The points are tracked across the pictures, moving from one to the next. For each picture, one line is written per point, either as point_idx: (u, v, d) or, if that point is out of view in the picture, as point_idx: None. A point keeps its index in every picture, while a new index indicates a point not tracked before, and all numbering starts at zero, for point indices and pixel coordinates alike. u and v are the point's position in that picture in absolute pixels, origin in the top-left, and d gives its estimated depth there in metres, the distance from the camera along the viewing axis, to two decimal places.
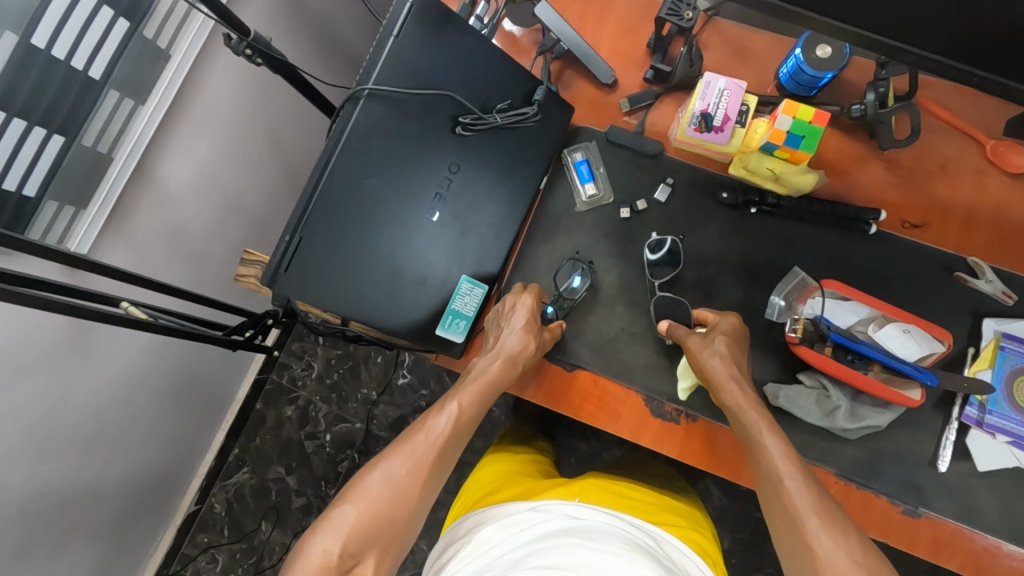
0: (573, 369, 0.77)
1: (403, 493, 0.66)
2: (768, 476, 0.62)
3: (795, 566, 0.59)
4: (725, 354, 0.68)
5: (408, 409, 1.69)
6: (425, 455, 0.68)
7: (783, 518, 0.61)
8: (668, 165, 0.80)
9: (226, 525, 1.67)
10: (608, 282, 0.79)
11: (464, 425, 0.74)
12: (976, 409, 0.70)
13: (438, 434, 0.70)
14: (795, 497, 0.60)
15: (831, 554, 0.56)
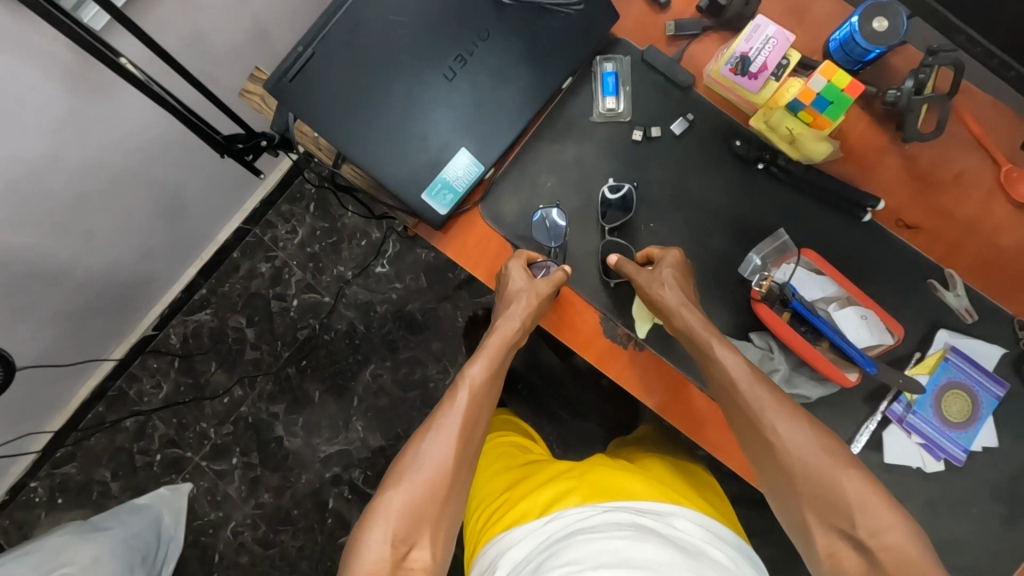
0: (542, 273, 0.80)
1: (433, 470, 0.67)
2: (723, 385, 0.68)
3: (765, 464, 0.64)
4: (674, 288, 0.71)
5: (379, 297, 1.72)
6: (448, 428, 0.71)
7: (744, 422, 0.66)
8: (693, 102, 0.79)
9: (177, 357, 1.73)
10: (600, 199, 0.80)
11: (485, 397, 0.76)
12: (902, 406, 0.73)
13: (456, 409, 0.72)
14: (751, 397, 0.65)
15: (793, 445, 0.62)
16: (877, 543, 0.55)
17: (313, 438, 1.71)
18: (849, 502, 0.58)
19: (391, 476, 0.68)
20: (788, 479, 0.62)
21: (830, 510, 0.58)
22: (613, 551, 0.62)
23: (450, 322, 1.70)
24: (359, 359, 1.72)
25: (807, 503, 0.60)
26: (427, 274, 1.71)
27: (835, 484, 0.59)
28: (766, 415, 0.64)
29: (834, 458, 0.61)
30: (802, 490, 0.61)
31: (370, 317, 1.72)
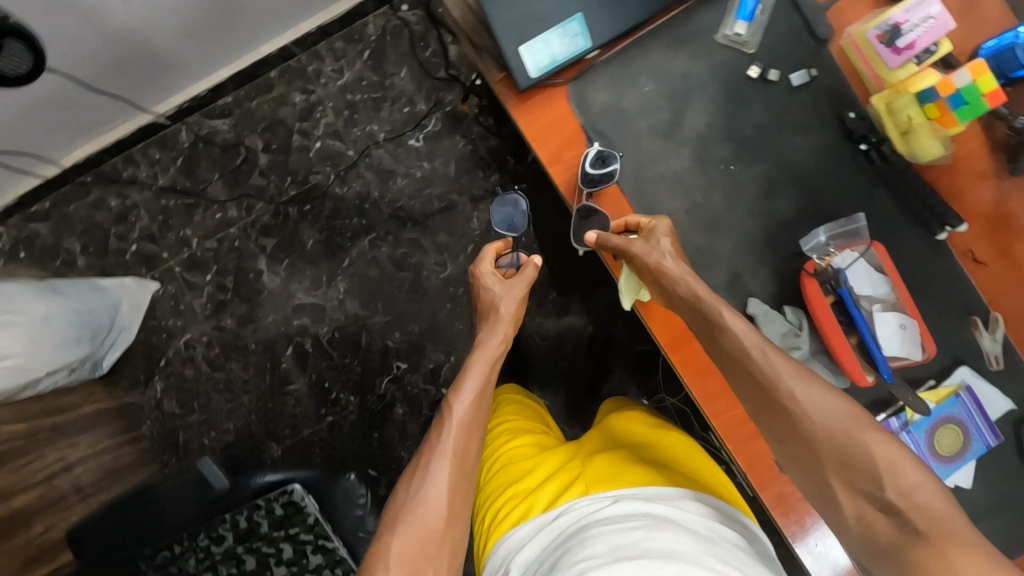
0: (603, 175, 0.80)
1: (429, 513, 0.76)
2: (740, 353, 0.74)
3: (786, 429, 0.71)
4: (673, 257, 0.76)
5: (401, 170, 1.65)
6: (436, 469, 0.80)
7: (763, 387, 0.73)
8: (822, 58, 0.82)
9: (182, 156, 1.67)
10: (692, 119, 0.83)
11: (468, 423, 0.86)
12: (899, 423, 0.79)
13: (440, 452, 0.82)
14: (772, 368, 0.72)
15: (816, 415, 0.70)
16: (903, 502, 0.64)
17: (291, 283, 1.67)
18: (876, 465, 0.66)
19: (389, 525, 0.77)
20: (815, 452, 0.69)
21: (858, 477, 0.67)
22: (630, 546, 0.67)
23: (463, 218, 1.64)
24: (362, 224, 1.66)
25: (835, 471, 0.68)
26: (457, 164, 1.64)
27: (862, 449, 0.67)
28: (785, 386, 0.71)
29: (857, 424, 0.69)
30: (829, 457, 0.68)
31: (386, 187, 1.65)
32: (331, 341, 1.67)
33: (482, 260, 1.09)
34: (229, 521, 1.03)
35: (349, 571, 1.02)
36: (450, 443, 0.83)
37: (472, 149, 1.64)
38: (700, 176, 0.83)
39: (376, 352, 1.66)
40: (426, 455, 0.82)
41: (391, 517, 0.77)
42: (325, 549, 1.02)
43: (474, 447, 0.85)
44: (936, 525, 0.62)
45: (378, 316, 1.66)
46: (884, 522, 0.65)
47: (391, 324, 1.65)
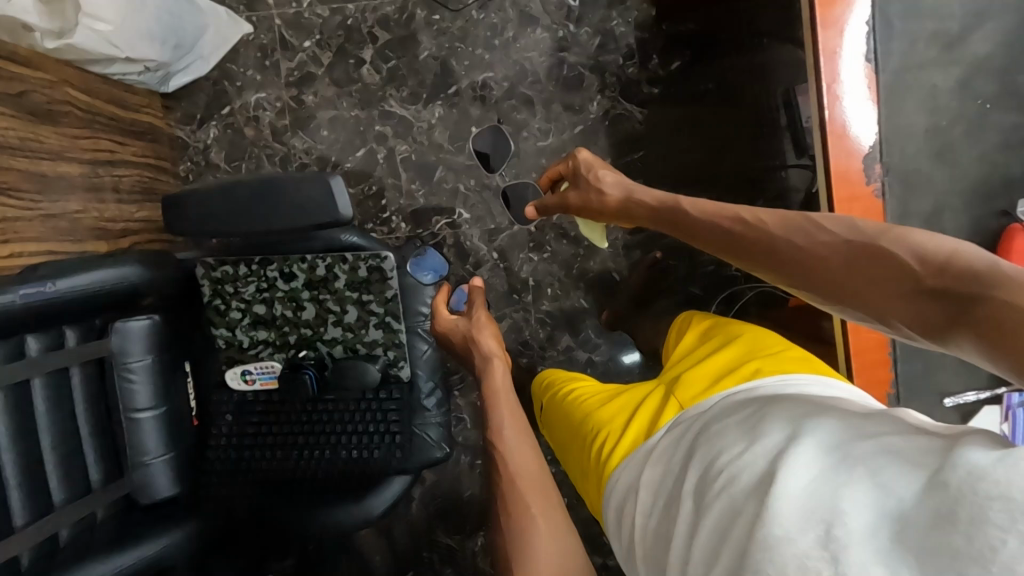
0: (868, 61, 0.89)
1: (534, 534, 0.79)
2: (736, 241, 0.76)
3: (812, 277, 0.66)
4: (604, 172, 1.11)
5: (546, 22, 1.56)
6: (519, 499, 0.83)
7: (768, 258, 0.71)
8: None
9: None
10: (974, 43, 0.92)
11: (519, 448, 0.89)
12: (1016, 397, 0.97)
13: (511, 478, 0.85)
14: (765, 232, 0.72)
15: (821, 246, 0.65)
16: (942, 279, 0.55)
17: (389, 86, 1.57)
18: (898, 257, 0.58)
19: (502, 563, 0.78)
20: (839, 278, 0.63)
21: (882, 285, 0.59)
22: (743, 431, 0.70)
23: (585, 96, 1.57)
24: (483, 58, 1.57)
25: (863, 289, 0.61)
26: (601, 40, 1.56)
27: (877, 252, 0.60)
28: (779, 240, 0.70)
29: (866, 233, 0.62)
30: (855, 275, 0.62)
31: (523, 31, 1.56)
32: (406, 161, 1.60)
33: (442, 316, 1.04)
34: (306, 263, 0.98)
35: (402, 355, 1.03)
36: (513, 459, 0.89)
37: (623, 32, 1.56)
38: (962, 98, 0.93)
39: (446, 190, 1.60)
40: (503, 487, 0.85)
41: (501, 555, 0.79)
42: (386, 328, 1.02)
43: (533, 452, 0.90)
44: (986, 279, 0.52)
45: (462, 156, 1.59)
46: (943, 306, 0.54)
47: (471, 169, 1.59)
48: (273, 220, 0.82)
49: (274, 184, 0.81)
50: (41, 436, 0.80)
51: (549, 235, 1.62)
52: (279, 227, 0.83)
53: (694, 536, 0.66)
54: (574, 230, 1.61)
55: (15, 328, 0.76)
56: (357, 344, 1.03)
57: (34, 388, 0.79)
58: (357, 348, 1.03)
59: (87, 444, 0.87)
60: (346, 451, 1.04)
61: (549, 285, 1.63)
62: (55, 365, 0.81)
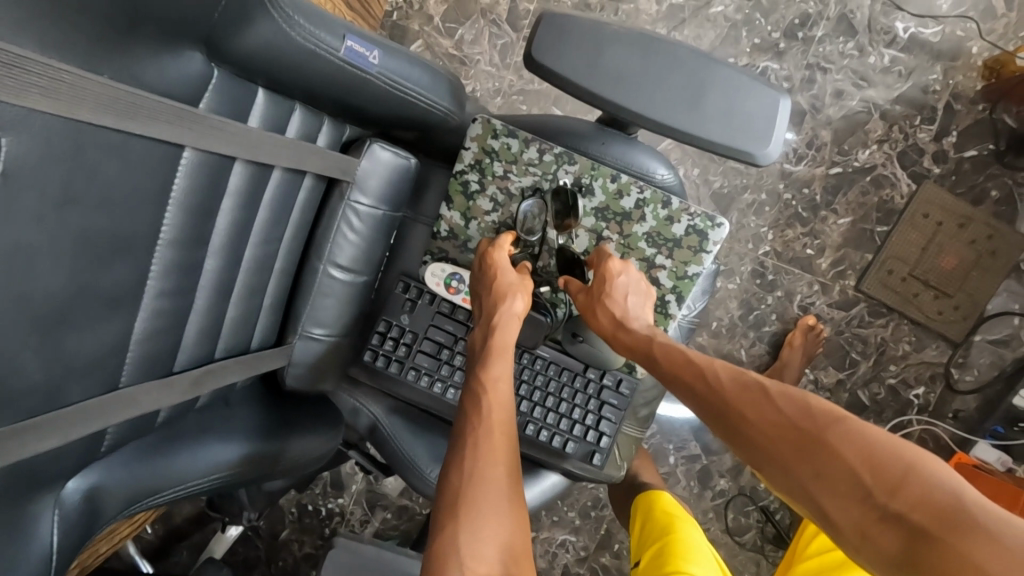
0: None
1: (493, 492, 0.58)
2: (689, 384, 0.65)
3: (750, 451, 0.58)
4: (619, 288, 0.72)
5: (862, 39, 1.32)
6: (492, 450, 0.61)
7: (722, 422, 0.61)
8: None
9: None
10: None
11: (507, 405, 0.65)
12: None
13: (488, 425, 0.62)
14: (722, 394, 0.62)
15: (781, 422, 0.56)
16: (898, 500, 0.48)
17: (661, 23, 1.31)
18: (846, 454, 0.51)
19: (442, 518, 0.57)
20: (783, 464, 0.55)
21: (833, 482, 0.51)
22: None
23: (859, 139, 1.34)
24: (776, 44, 1.32)
25: (809, 485, 0.52)
26: (908, 89, 1.33)
27: (827, 447, 0.52)
28: (736, 407, 0.60)
29: (820, 420, 0.54)
30: (796, 462, 0.54)
31: (832, 37, 1.32)
32: None
33: (500, 248, 0.74)
34: (612, 184, 0.74)
35: None
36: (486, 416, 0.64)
37: (934, 91, 1.33)
38: None
39: None
40: (471, 431, 0.62)
41: (446, 501, 0.57)
42: (659, 305, 0.77)
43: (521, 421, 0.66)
44: (941, 510, 0.46)
45: None
46: (895, 530, 0.47)
47: (701, 158, 1.34)
48: (694, 119, 0.59)
49: (721, 77, 0.59)
50: (245, 250, 0.59)
51: (745, 267, 1.38)
52: (692, 138, 0.59)
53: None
54: (772, 275, 1.38)
55: (297, 87, 0.55)
56: None
57: (270, 183, 0.58)
58: None
59: (251, 278, 0.61)
60: (533, 429, 0.79)
61: (714, 319, 1.40)
62: (298, 160, 0.56)
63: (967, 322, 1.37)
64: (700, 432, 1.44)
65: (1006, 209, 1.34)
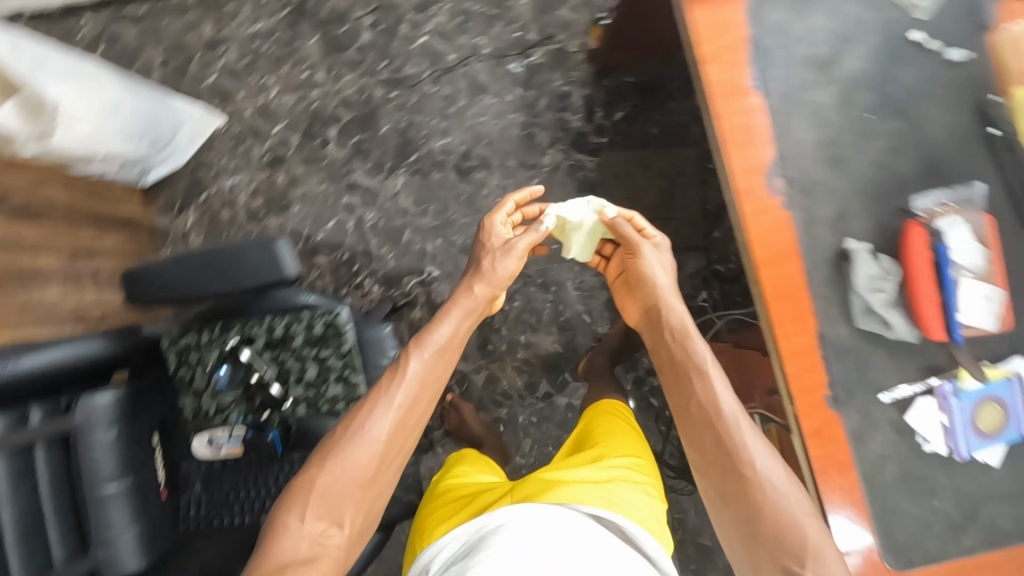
0: (754, 88, 0.80)
1: (359, 453, 0.88)
2: (712, 416, 0.83)
3: (735, 498, 0.79)
4: (667, 265, 1.02)
5: (495, 88, 1.67)
6: (369, 421, 0.91)
7: (727, 463, 0.80)
8: (978, 44, 0.80)
9: (289, 7, 1.68)
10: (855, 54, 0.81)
11: (411, 394, 0.93)
12: (951, 388, 0.78)
13: (385, 406, 0.92)
14: (736, 441, 0.81)
15: (776, 496, 0.77)
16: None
17: (353, 160, 1.68)
18: (800, 543, 0.74)
19: (319, 456, 0.89)
20: (753, 517, 0.77)
21: (781, 550, 0.74)
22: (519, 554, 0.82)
23: (537, 151, 1.67)
24: (440, 126, 1.67)
25: (764, 550, 0.76)
26: (547, 100, 1.67)
27: (795, 525, 0.75)
28: (747, 461, 0.79)
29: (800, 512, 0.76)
30: (765, 527, 0.76)
31: (475, 99, 1.67)
32: (374, 227, 1.67)
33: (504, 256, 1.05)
34: (265, 325, 1.03)
35: None
36: (392, 402, 0.92)
37: (566, 91, 1.66)
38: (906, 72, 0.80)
39: (413, 251, 1.66)
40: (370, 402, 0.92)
41: (324, 450, 0.89)
42: (344, 383, 1.02)
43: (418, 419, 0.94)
44: None
45: (427, 218, 1.67)
46: None
47: (437, 230, 1.67)
48: (232, 281, 0.87)
49: (237, 248, 0.87)
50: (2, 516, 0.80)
51: (516, 285, 1.67)
52: (241, 289, 0.87)
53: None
54: (540, 277, 1.67)
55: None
56: (320, 401, 1.03)
57: None
58: (319, 405, 1.04)
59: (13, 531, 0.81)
60: None
61: (521, 332, 1.67)
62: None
63: (698, 227, 1.64)
64: (566, 424, 1.64)
65: (671, 137, 1.66)
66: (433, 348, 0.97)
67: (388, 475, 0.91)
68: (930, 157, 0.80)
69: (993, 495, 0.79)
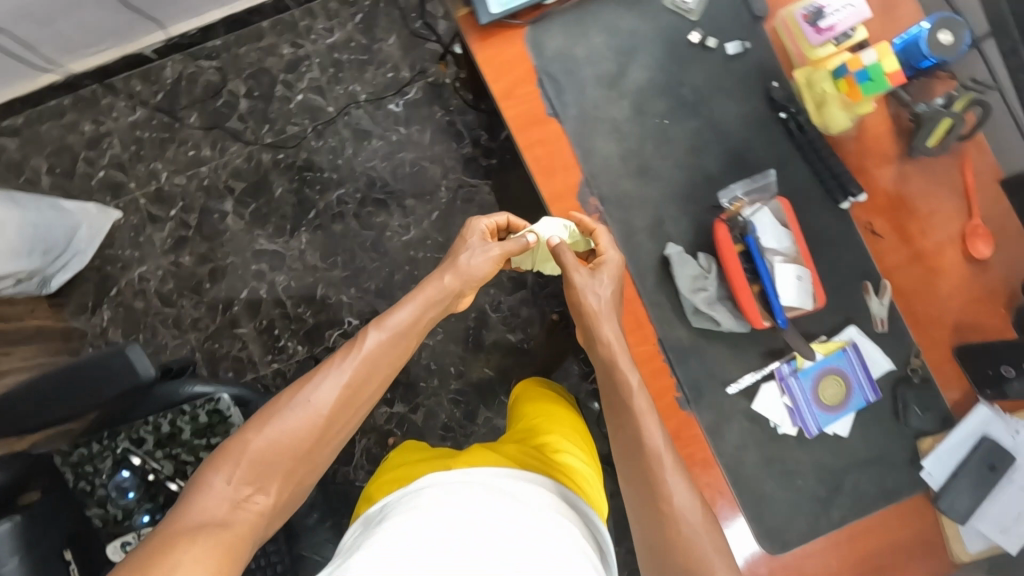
0: (550, 115, 0.83)
1: (300, 433, 0.66)
2: (639, 445, 0.71)
3: (652, 527, 0.68)
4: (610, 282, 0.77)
5: (379, 132, 1.69)
6: (317, 408, 0.68)
7: (648, 491, 0.69)
8: (755, 33, 0.82)
9: (163, 91, 1.69)
10: (640, 66, 0.82)
11: (356, 376, 0.71)
12: (790, 368, 0.79)
13: (343, 384, 0.70)
14: (660, 469, 0.69)
15: (694, 537, 0.67)
16: None
17: (254, 228, 1.69)
18: None
19: (255, 418, 0.67)
20: (671, 553, 0.67)
21: None
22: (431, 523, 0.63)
23: (432, 185, 1.69)
24: (332, 178, 1.69)
25: None
26: (432, 134, 1.69)
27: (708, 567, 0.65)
28: (665, 491, 0.68)
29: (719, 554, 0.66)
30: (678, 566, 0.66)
31: (361, 146, 1.70)
32: (287, 290, 1.68)
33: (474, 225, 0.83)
34: (151, 424, 1.06)
35: None
36: (347, 370, 0.70)
37: (448, 122, 1.69)
38: (692, 74, 0.82)
39: (329, 305, 1.67)
40: (324, 371, 0.71)
41: (258, 415, 0.67)
42: None
43: (371, 399, 0.74)
44: None
45: (337, 270, 1.68)
46: None
47: (348, 280, 1.68)
48: (64, 403, 0.88)
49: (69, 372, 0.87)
50: None
51: None
52: (75, 409, 0.88)
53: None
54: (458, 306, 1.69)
55: None
56: None
57: None
58: None
59: None
60: None
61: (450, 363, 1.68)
62: None
63: None
64: None
65: None
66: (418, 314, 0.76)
67: (323, 453, 0.68)
68: (731, 149, 0.82)
69: (851, 464, 0.80)
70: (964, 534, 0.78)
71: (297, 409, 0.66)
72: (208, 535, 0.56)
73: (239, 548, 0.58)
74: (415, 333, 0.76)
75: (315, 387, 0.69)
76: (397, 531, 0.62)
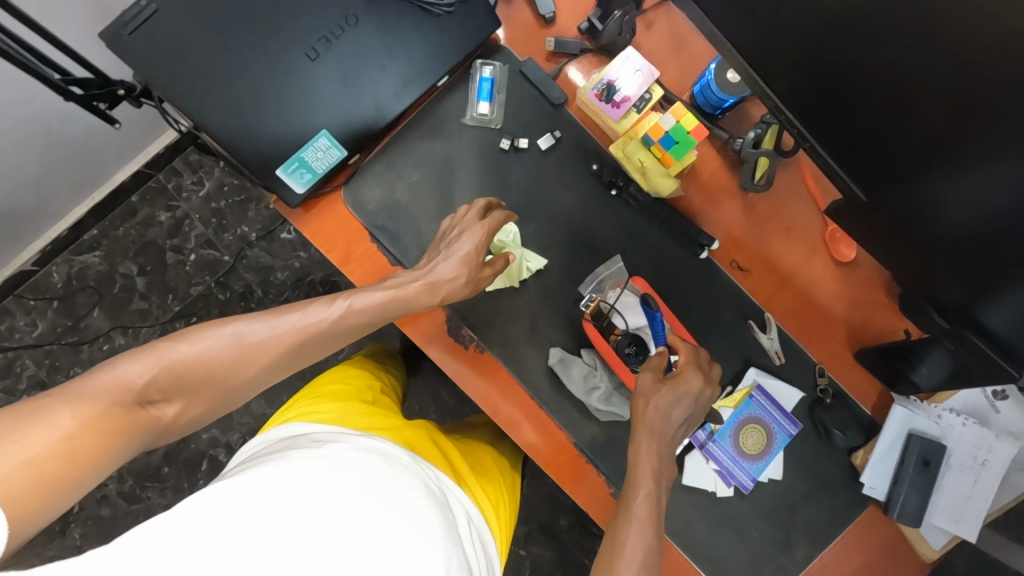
0: (395, 265, 0.81)
1: (223, 368, 0.60)
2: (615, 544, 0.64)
3: None
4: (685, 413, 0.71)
5: (281, 264, 1.67)
6: (253, 351, 0.62)
7: None
8: (561, 120, 0.81)
9: (58, 297, 1.64)
10: (463, 187, 0.81)
11: (306, 331, 0.65)
12: (705, 434, 0.79)
13: (291, 331, 0.64)
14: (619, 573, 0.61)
15: None
16: None
17: None
18: None
19: (206, 323, 0.61)
20: None
21: None
22: (378, 483, 0.58)
23: None
24: None
25: None
26: None
27: None
28: None
29: None
30: None
31: (269, 283, 1.67)
32: None
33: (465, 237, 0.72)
34: None
35: None
36: (303, 317, 0.65)
37: None
38: (516, 178, 0.81)
39: None
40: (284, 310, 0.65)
41: (213, 324, 0.61)
42: None
43: (314, 355, 0.68)
44: None
45: None
46: None
47: None
48: None
49: None
50: None
51: None
52: None
53: (247, 479, 0.52)
54: None
55: None
56: None
57: None
58: None
59: None
60: None
61: None
62: None
63: None
64: None
65: None
66: (404, 291, 0.69)
67: (244, 389, 0.63)
68: (579, 237, 0.81)
69: (800, 499, 0.79)
70: (925, 533, 0.78)
71: (234, 338, 0.61)
72: (96, 408, 0.51)
73: (113, 439, 0.52)
74: (390, 305, 0.69)
75: (275, 326, 0.64)
76: (347, 477, 0.56)
